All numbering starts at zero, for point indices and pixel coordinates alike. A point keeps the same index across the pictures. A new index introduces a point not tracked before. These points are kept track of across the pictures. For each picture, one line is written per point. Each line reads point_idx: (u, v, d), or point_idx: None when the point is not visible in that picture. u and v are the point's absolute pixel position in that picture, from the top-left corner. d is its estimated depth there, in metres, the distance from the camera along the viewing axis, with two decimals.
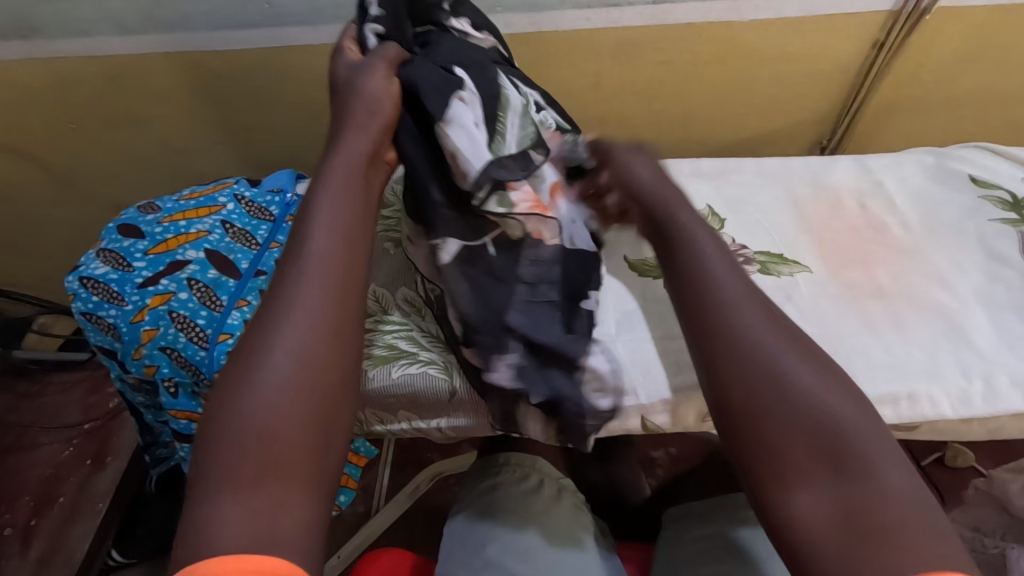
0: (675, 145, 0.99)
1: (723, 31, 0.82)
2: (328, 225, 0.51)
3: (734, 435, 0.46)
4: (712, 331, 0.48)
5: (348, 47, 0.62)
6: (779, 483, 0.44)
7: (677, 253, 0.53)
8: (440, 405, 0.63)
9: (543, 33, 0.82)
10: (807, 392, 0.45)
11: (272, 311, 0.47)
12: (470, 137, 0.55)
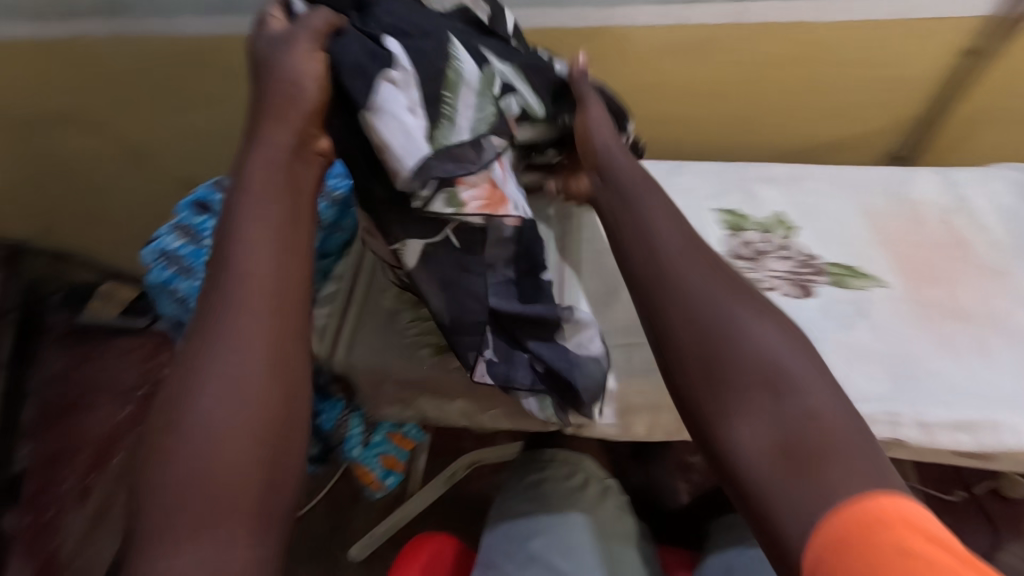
0: (741, 151, 0.97)
1: (801, 33, 0.80)
2: (256, 237, 0.46)
3: (683, 374, 0.47)
4: (655, 275, 0.50)
5: (270, 14, 0.55)
6: (721, 417, 0.45)
7: (625, 208, 0.55)
8: (494, 397, 0.64)
9: (615, 28, 0.80)
10: (750, 337, 0.47)
11: (198, 338, 0.43)
12: (402, 127, 0.48)
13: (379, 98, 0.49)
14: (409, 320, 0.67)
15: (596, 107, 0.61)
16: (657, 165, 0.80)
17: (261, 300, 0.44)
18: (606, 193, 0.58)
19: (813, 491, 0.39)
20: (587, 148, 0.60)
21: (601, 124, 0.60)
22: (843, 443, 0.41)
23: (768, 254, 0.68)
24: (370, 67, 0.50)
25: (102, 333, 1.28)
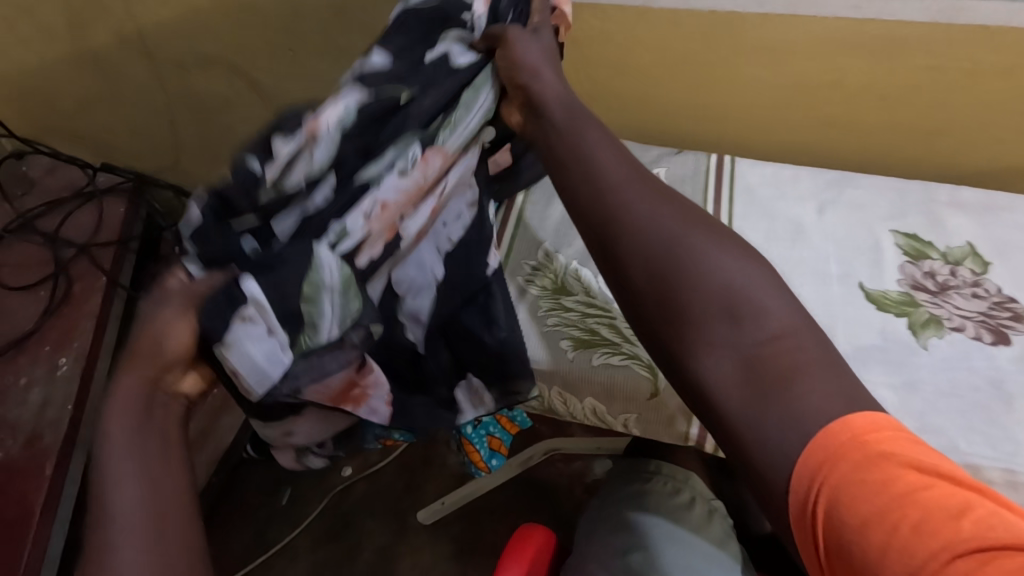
0: (904, 168, 0.87)
1: (1016, 38, 0.70)
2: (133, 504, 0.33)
3: (640, 311, 0.42)
4: (600, 214, 0.44)
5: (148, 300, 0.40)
6: (685, 349, 0.40)
7: (566, 142, 0.48)
8: (635, 403, 0.60)
9: (798, 17, 0.73)
10: (705, 259, 0.41)
11: None
12: (258, 364, 0.39)
13: (236, 343, 0.38)
14: (547, 308, 0.65)
15: (535, 55, 0.52)
16: (825, 173, 0.73)
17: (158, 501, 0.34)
18: (538, 136, 0.51)
19: (780, 417, 0.36)
20: (518, 89, 0.52)
21: (532, 58, 0.52)
22: (808, 362, 0.37)
23: (955, 288, 0.61)
24: (218, 314, 0.38)
25: None
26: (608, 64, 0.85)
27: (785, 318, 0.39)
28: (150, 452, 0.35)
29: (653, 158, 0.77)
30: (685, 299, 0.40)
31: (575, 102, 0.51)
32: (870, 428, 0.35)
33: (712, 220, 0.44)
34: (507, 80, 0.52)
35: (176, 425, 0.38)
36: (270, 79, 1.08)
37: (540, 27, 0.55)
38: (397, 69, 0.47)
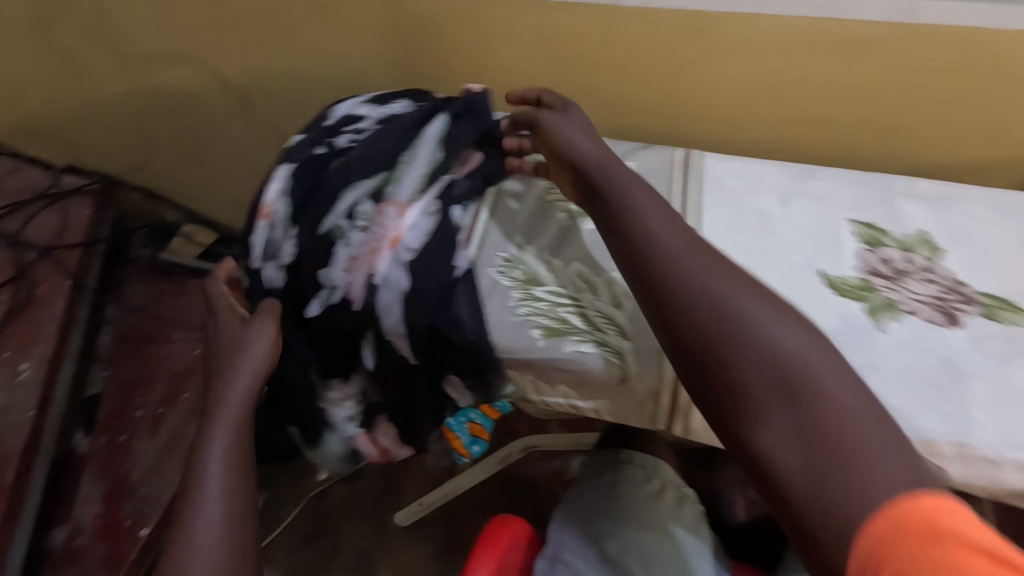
0: (863, 163, 0.90)
1: (970, 39, 0.73)
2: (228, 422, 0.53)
3: (694, 370, 0.46)
4: (660, 275, 0.50)
5: (219, 282, 0.70)
6: (748, 415, 0.43)
7: (629, 215, 0.55)
8: (606, 389, 0.61)
9: (760, 15, 0.76)
10: (760, 330, 0.45)
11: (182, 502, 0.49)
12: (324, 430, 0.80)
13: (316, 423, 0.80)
14: (519, 298, 0.65)
15: (566, 125, 0.66)
16: (789, 166, 0.75)
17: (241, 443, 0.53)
18: (595, 202, 0.60)
19: (840, 485, 0.37)
20: (562, 158, 0.64)
21: (565, 129, 0.66)
22: (875, 433, 0.39)
23: (910, 274, 0.64)
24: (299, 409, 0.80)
25: (186, 272, 1.47)
26: (582, 61, 0.86)
27: (855, 403, 0.41)
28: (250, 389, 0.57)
29: (624, 151, 0.78)
30: (740, 367, 0.44)
31: (613, 164, 0.61)
32: (939, 508, 0.35)
33: (775, 297, 0.48)
34: (549, 146, 0.66)
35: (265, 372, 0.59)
36: (243, 78, 1.07)
37: (568, 106, 0.70)
38: (311, 135, 0.75)
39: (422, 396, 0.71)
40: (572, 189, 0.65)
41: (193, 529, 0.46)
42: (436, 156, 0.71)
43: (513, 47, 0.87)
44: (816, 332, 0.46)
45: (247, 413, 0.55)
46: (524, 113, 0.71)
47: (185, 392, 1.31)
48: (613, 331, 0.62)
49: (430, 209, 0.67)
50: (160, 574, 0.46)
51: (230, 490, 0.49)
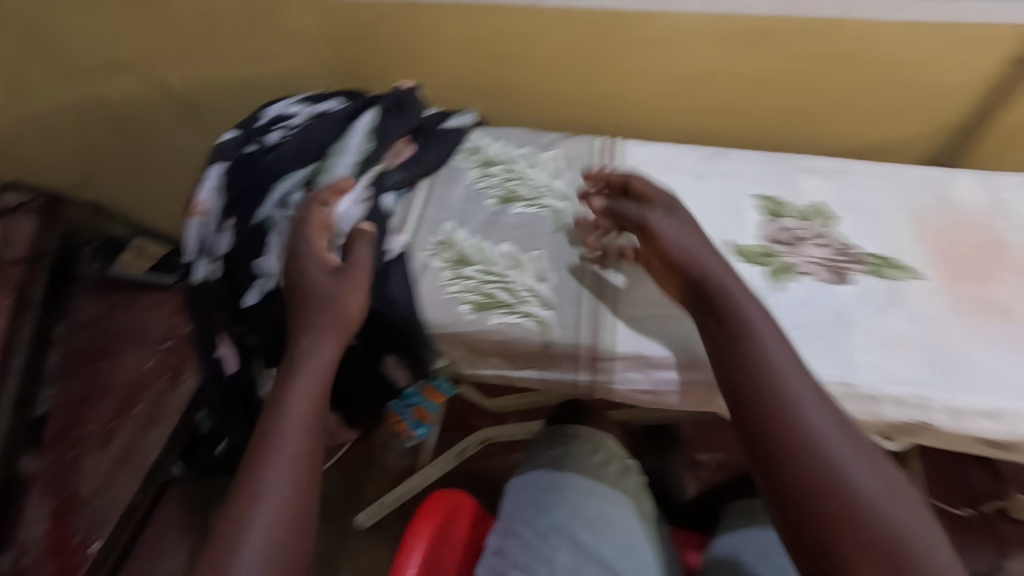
0: (775, 146, 0.97)
1: (857, 30, 0.80)
2: (302, 416, 0.52)
3: (788, 507, 0.43)
4: (765, 395, 0.47)
5: (320, 219, 0.64)
6: (830, 556, 0.41)
7: (737, 330, 0.51)
8: (532, 357, 0.65)
9: (672, 13, 0.81)
10: (864, 486, 0.42)
11: (250, 485, 0.48)
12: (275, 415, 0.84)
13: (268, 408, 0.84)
14: (449, 278, 0.68)
15: (667, 227, 0.59)
16: (701, 149, 0.80)
17: (300, 464, 0.50)
18: (700, 311, 0.54)
19: None
20: (661, 258, 0.58)
21: (677, 236, 0.58)
22: None
23: (807, 240, 0.69)
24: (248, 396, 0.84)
25: (136, 285, 1.45)
26: (511, 58, 0.91)
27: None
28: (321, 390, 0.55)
29: (549, 140, 0.83)
30: (841, 518, 0.41)
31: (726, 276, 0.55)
32: None
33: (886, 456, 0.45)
34: (653, 252, 0.60)
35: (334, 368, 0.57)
36: (185, 86, 1.08)
37: (671, 199, 0.63)
38: (243, 134, 0.77)
39: (361, 378, 0.73)
40: (669, 287, 0.59)
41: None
42: (366, 146, 0.74)
43: (446, 47, 0.92)
44: (921, 503, 0.43)
45: (313, 439, 0.52)
46: (616, 205, 0.65)
47: (139, 403, 1.29)
48: (537, 303, 0.66)
49: (361, 197, 0.70)
50: (209, 555, 0.45)
51: (295, 502, 0.48)
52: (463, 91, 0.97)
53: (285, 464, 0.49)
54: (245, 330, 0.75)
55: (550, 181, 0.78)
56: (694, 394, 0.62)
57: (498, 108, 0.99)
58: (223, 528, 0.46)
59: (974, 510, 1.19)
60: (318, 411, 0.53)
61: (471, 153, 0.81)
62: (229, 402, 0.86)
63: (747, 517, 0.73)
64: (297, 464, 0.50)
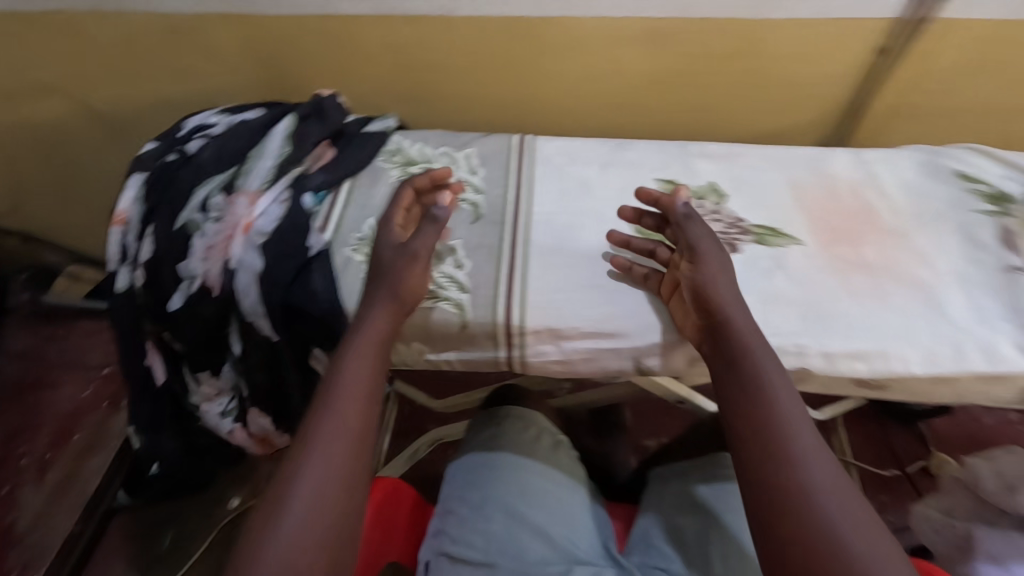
0: (684, 138, 1.04)
1: (741, 28, 0.87)
2: (353, 388, 0.56)
3: (759, 520, 0.48)
4: (762, 436, 0.51)
5: (395, 208, 0.70)
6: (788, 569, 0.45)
7: (740, 362, 0.55)
8: (451, 338, 0.68)
9: (572, 17, 0.87)
10: (832, 519, 0.46)
11: (304, 444, 0.52)
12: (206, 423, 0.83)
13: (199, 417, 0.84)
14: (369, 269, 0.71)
15: (712, 264, 0.62)
16: (607, 141, 0.86)
17: (354, 430, 0.54)
18: (716, 355, 0.58)
19: None
20: (695, 294, 0.61)
21: (712, 271, 0.61)
22: None
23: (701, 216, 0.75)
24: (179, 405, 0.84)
25: (70, 313, 1.42)
26: (431, 66, 0.96)
27: None
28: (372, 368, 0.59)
29: (466, 140, 0.87)
30: (802, 537, 0.45)
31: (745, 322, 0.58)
32: None
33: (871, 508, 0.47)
34: (687, 279, 0.63)
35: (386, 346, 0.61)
36: (111, 107, 1.08)
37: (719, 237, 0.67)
38: (163, 145, 0.79)
39: (290, 374, 0.75)
40: (691, 327, 0.62)
41: (286, 531, 0.47)
42: (285, 149, 0.78)
43: (367, 57, 0.96)
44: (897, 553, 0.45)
45: (365, 411, 0.56)
46: (681, 231, 0.66)
47: (76, 432, 1.25)
48: (453, 287, 0.69)
49: (280, 197, 0.73)
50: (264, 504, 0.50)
51: (345, 472, 0.51)
52: (387, 98, 1.01)
53: (336, 432, 0.53)
54: (172, 335, 0.76)
55: (468, 176, 0.82)
56: (602, 362, 0.67)
57: (423, 113, 1.03)
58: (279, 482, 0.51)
59: (899, 470, 1.28)
60: (371, 384, 0.58)
61: (392, 154, 0.84)
62: (160, 416, 0.85)
63: (682, 478, 0.74)
64: (347, 433, 0.53)
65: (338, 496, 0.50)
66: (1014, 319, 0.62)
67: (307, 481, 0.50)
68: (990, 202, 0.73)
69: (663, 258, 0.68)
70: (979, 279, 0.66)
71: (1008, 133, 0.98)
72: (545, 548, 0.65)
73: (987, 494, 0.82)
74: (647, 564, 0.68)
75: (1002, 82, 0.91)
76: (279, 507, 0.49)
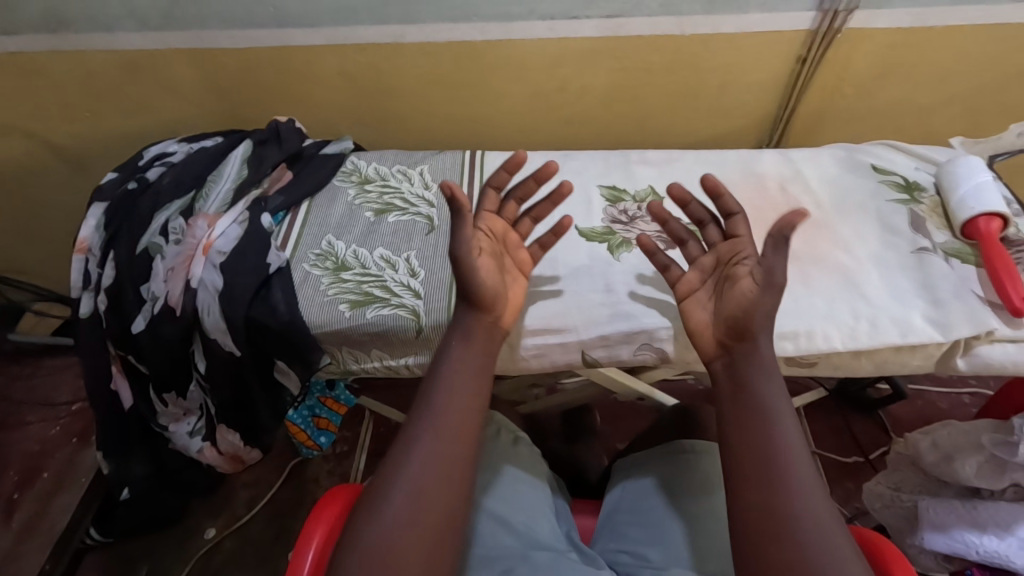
0: (629, 146, 1.10)
1: (670, 43, 0.93)
2: (457, 381, 0.59)
3: (746, 491, 0.53)
4: (757, 457, 0.54)
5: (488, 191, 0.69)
6: (766, 534, 0.50)
7: (763, 359, 0.59)
8: (408, 343, 0.72)
9: (514, 40, 0.93)
10: (808, 505, 0.51)
11: (417, 423, 0.56)
12: (179, 441, 0.85)
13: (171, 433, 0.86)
14: (328, 282, 0.74)
15: (765, 300, 0.59)
16: (552, 153, 0.91)
17: (451, 432, 0.56)
18: (731, 361, 0.60)
19: None
20: (728, 316, 0.61)
21: (757, 304, 0.59)
22: None
23: (641, 218, 0.81)
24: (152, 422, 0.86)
25: (38, 351, 1.42)
26: (385, 90, 1.01)
27: None
28: (475, 363, 0.61)
29: (419, 157, 0.92)
30: (785, 512, 0.50)
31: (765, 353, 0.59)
32: None
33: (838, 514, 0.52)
34: (733, 298, 0.61)
35: (490, 342, 0.64)
36: (74, 143, 1.11)
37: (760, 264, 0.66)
38: (123, 174, 0.82)
39: (254, 389, 0.78)
40: (709, 340, 0.62)
41: (394, 496, 0.52)
42: (242, 173, 0.82)
43: (324, 85, 1.00)
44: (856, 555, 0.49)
45: (473, 405, 0.58)
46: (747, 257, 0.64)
47: (44, 471, 1.24)
48: (409, 294, 0.73)
49: (239, 218, 0.76)
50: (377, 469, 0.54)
51: (453, 463, 0.54)
52: (346, 122, 1.06)
53: (437, 439, 0.55)
54: (136, 357, 0.78)
55: (422, 192, 0.86)
56: (551, 356, 0.70)
57: (381, 134, 1.08)
58: (378, 482, 0.53)
59: (862, 458, 1.30)
60: (469, 390, 0.59)
61: (349, 174, 0.88)
62: (130, 438, 0.88)
63: (639, 468, 0.78)
64: (454, 425, 0.56)
65: (438, 499, 0.52)
66: (924, 296, 0.68)
67: (417, 463, 0.53)
68: (902, 190, 0.80)
69: (690, 253, 0.70)
70: (893, 260, 0.72)
71: (923, 128, 1.07)
72: (510, 537, 0.68)
73: (926, 464, 0.86)
74: (612, 547, 0.71)
75: (912, 84, 0.99)
76: (380, 505, 0.51)
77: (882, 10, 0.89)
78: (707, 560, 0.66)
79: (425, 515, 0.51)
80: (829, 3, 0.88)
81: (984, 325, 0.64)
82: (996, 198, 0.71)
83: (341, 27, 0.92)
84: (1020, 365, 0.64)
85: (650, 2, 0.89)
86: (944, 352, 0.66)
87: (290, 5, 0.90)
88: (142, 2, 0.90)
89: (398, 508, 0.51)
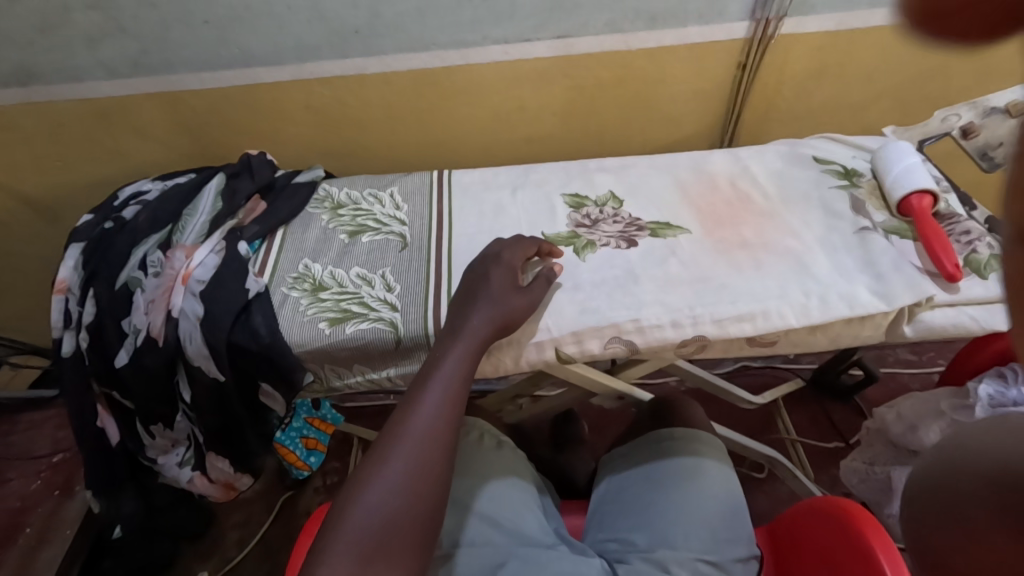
0: (589, 155, 1.15)
1: (618, 58, 0.99)
2: (448, 380, 0.60)
3: None
4: None
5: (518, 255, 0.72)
6: None
7: None
8: (389, 354, 0.74)
9: (472, 65, 0.98)
10: None
11: (404, 421, 0.57)
12: (168, 472, 0.85)
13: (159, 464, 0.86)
14: (307, 303, 0.76)
15: None
16: (515, 168, 0.96)
17: (435, 433, 0.57)
18: None
19: None
20: None
21: None
22: None
23: (603, 220, 0.85)
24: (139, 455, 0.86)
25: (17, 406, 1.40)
26: (352, 120, 1.05)
27: None
28: (468, 366, 0.62)
29: (389, 180, 0.96)
30: None
31: None
32: None
33: None
34: None
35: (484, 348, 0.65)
36: (47, 194, 1.12)
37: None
38: (97, 216, 0.84)
39: (241, 416, 0.79)
40: None
41: (372, 492, 0.53)
42: (216, 206, 0.85)
43: (291, 120, 1.04)
44: None
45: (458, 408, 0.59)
46: None
47: (26, 526, 1.21)
48: (386, 308, 0.75)
49: (216, 248, 0.79)
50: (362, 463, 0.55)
51: (434, 464, 0.55)
52: (317, 153, 1.10)
53: (427, 432, 0.57)
54: (121, 392, 0.79)
55: (393, 212, 0.89)
56: (527, 356, 0.72)
57: (351, 162, 1.12)
58: (367, 468, 0.55)
59: (842, 442, 1.33)
60: (463, 386, 0.61)
61: (322, 201, 0.91)
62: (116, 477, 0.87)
63: (626, 461, 0.80)
64: (440, 426, 0.57)
65: (421, 487, 0.54)
66: (868, 271, 0.73)
67: (399, 462, 0.54)
68: (842, 177, 0.86)
69: None
70: (838, 241, 0.77)
71: (860, 122, 1.14)
72: (496, 533, 0.70)
73: (896, 435, 0.90)
74: (601, 538, 0.74)
75: (843, 82, 1.07)
76: (365, 490, 0.53)
77: (809, 17, 0.97)
78: (691, 541, 0.69)
79: (407, 502, 0.53)
80: (760, 12, 0.95)
81: (923, 293, 0.68)
82: (924, 177, 0.77)
83: (307, 64, 0.97)
84: (959, 326, 0.69)
85: (596, 22, 0.95)
86: (892, 321, 0.71)
87: (258, 47, 0.94)
88: (112, 52, 0.93)
89: (383, 496, 0.53)
